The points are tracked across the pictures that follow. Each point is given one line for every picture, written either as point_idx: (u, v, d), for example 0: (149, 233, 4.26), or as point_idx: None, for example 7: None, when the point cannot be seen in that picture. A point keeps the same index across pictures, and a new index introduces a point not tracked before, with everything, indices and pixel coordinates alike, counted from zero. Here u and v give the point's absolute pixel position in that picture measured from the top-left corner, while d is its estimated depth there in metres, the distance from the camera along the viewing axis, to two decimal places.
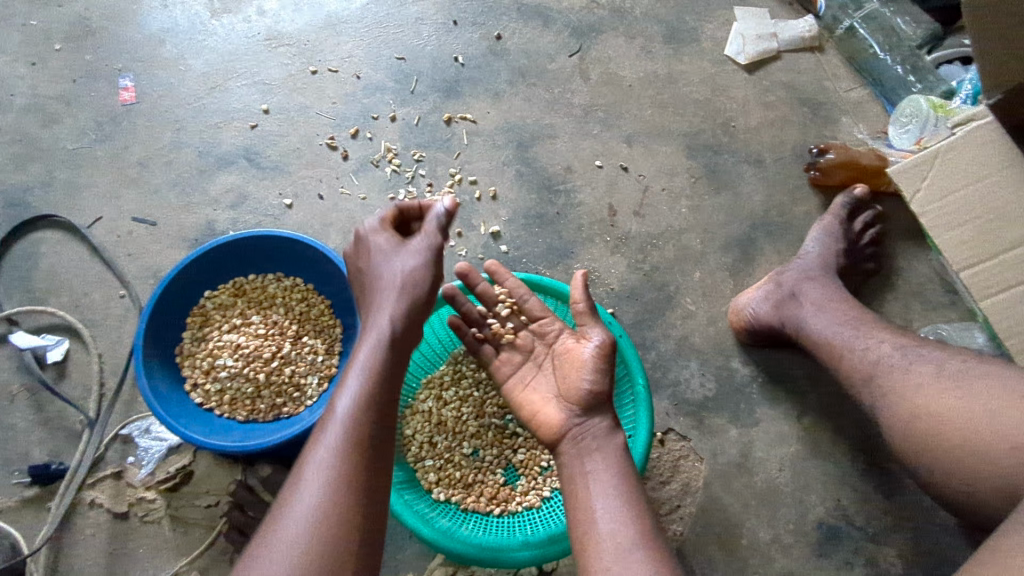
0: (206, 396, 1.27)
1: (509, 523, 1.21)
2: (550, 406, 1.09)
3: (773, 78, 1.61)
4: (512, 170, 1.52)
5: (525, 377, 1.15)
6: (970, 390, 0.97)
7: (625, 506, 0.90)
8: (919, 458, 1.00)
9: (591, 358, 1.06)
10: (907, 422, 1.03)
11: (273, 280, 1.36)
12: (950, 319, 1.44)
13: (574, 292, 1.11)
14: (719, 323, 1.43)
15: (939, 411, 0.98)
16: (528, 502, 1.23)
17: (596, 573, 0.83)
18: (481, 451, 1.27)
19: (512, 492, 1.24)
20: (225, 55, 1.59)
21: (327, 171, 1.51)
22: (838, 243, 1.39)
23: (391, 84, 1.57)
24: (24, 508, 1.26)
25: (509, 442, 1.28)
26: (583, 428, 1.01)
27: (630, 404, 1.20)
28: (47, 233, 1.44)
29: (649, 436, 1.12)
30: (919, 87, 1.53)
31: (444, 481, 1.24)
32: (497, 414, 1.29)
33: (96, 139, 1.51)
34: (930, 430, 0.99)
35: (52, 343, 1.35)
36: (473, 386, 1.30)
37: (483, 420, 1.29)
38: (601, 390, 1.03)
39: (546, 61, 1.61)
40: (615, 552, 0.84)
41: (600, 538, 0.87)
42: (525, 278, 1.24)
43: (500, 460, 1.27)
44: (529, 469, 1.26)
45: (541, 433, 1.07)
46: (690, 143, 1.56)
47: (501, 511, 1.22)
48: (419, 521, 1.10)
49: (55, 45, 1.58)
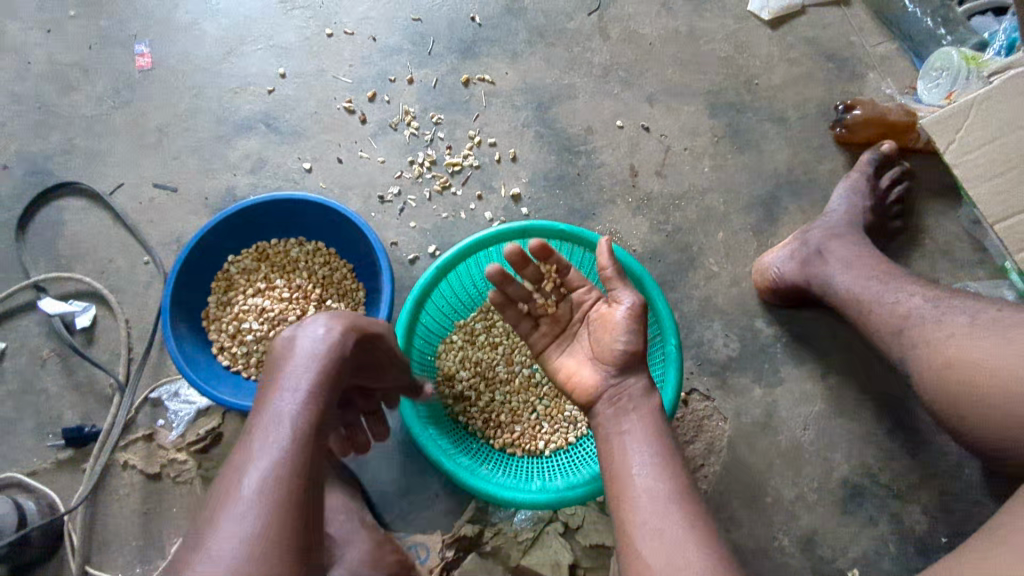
0: (233, 358, 1.29)
1: (533, 469, 1.23)
2: (587, 368, 1.06)
3: (798, 34, 1.57)
4: (531, 132, 1.50)
5: (563, 345, 1.13)
6: (1007, 336, 0.96)
7: (661, 465, 0.93)
8: (954, 408, 1.00)
9: (621, 322, 1.02)
10: (940, 373, 1.02)
11: (295, 245, 1.36)
12: (978, 277, 1.42)
13: (600, 259, 1.03)
14: (742, 284, 1.42)
15: (971, 359, 0.98)
16: (554, 444, 1.25)
17: (634, 525, 0.88)
18: (508, 396, 1.29)
19: (538, 437, 1.26)
20: (240, 20, 1.57)
21: (345, 135, 1.50)
22: (864, 201, 1.37)
23: (407, 46, 1.55)
24: (60, 470, 1.28)
25: (536, 391, 1.29)
26: (620, 387, 1.01)
27: (660, 361, 1.21)
28: (70, 201, 1.45)
29: (679, 389, 1.12)
30: (949, 40, 1.49)
31: (472, 423, 1.26)
32: (527, 362, 1.30)
33: (114, 106, 1.51)
34: (964, 378, 0.98)
35: (80, 309, 1.37)
36: (504, 334, 1.31)
37: (514, 367, 1.30)
38: (633, 352, 1.01)
39: (564, 21, 1.58)
40: (654, 507, 0.88)
41: (638, 493, 0.91)
42: (568, 228, 1.19)
43: (526, 406, 1.28)
44: (553, 417, 1.28)
45: (574, 397, 1.07)
46: (712, 102, 1.53)
47: (522, 453, 1.25)
48: (443, 455, 1.11)
49: (69, 11, 1.56)
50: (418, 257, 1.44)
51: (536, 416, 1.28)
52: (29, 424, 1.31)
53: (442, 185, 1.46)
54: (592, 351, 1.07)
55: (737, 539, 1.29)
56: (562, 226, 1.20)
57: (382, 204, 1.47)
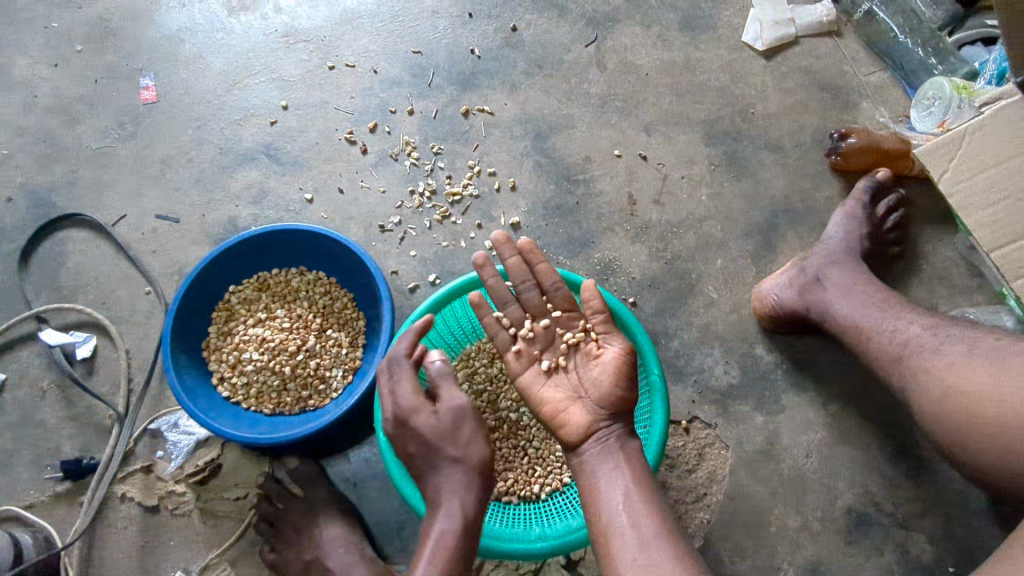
0: (233, 389, 1.29)
1: (530, 516, 1.22)
2: (575, 405, 1.07)
3: (792, 64, 1.60)
4: (530, 161, 1.52)
5: (542, 372, 1.13)
6: (1005, 365, 0.97)
7: (645, 500, 0.94)
8: (958, 439, 1.00)
9: (610, 362, 1.06)
10: (941, 404, 1.02)
11: (296, 274, 1.37)
12: (977, 303, 1.43)
13: (594, 301, 1.10)
14: (742, 311, 1.43)
15: (971, 389, 0.98)
16: (550, 486, 1.25)
17: (623, 565, 0.87)
18: (497, 443, 1.28)
19: (532, 482, 1.25)
20: (244, 53, 1.60)
21: (346, 165, 1.51)
22: (861, 228, 1.38)
23: (408, 78, 1.58)
24: (57, 502, 1.27)
25: (524, 434, 1.29)
26: (610, 430, 1.02)
27: (644, 393, 1.20)
28: (73, 232, 1.46)
29: (667, 427, 1.10)
30: (940, 70, 1.52)
31: None
32: (512, 407, 1.30)
33: (119, 138, 1.53)
34: (966, 408, 0.98)
35: (81, 340, 1.37)
36: (487, 381, 1.31)
37: (500, 413, 1.30)
38: (622, 392, 1.03)
39: (562, 52, 1.61)
40: (640, 546, 0.88)
41: (623, 530, 0.91)
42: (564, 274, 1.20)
43: (516, 451, 1.28)
44: (545, 459, 1.28)
45: (561, 433, 1.06)
46: (709, 131, 1.55)
47: (516, 500, 1.24)
48: None
49: (76, 46, 1.59)
50: (419, 285, 1.45)
51: (528, 460, 1.28)
52: (27, 456, 1.30)
53: (442, 215, 1.48)
54: (580, 388, 1.09)
55: (741, 570, 1.28)
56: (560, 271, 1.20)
57: (383, 233, 1.48)
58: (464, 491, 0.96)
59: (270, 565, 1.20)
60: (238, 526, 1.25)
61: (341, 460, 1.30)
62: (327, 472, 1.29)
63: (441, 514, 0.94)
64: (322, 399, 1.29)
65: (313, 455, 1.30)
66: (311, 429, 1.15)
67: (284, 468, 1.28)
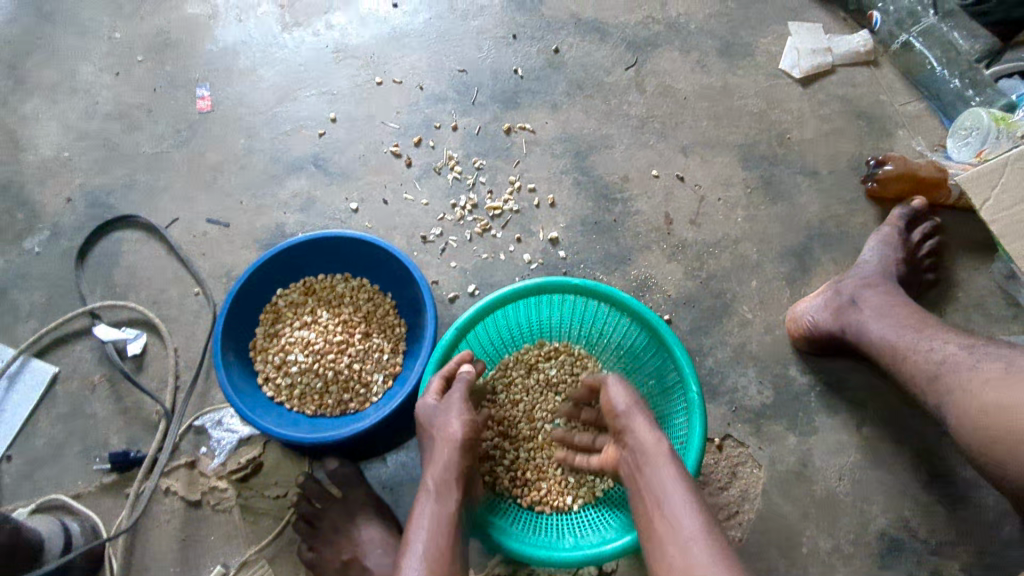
0: (277, 390, 1.33)
1: (563, 528, 1.22)
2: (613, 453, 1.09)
3: (829, 92, 1.63)
4: (569, 178, 1.56)
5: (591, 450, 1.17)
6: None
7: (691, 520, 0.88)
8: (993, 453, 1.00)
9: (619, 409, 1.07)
10: (976, 418, 1.03)
11: (341, 280, 1.41)
12: (1013, 331, 1.44)
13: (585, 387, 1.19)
14: (776, 331, 1.44)
15: (1009, 406, 0.99)
16: (583, 499, 1.25)
17: None
18: (531, 453, 1.30)
19: (565, 493, 1.26)
20: (296, 67, 1.66)
21: (391, 177, 1.56)
22: (896, 252, 1.40)
23: (453, 96, 1.63)
24: (103, 493, 1.31)
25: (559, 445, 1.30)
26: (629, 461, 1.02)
27: (681, 410, 1.20)
28: (128, 233, 1.51)
29: (704, 445, 1.11)
30: (977, 101, 1.55)
31: (499, 483, 1.27)
32: (548, 418, 1.32)
33: (175, 144, 1.59)
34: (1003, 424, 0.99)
35: (132, 337, 1.41)
36: (524, 391, 1.33)
37: (536, 424, 1.32)
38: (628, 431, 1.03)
39: (602, 75, 1.65)
40: (679, 552, 0.85)
41: (667, 540, 0.88)
42: (604, 290, 1.21)
43: (550, 462, 1.29)
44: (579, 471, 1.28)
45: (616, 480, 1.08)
46: (746, 154, 1.58)
47: (549, 510, 1.25)
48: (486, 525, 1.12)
49: (137, 56, 1.67)
50: (458, 296, 1.49)
51: (561, 471, 1.29)
52: (76, 447, 1.34)
53: (483, 228, 1.52)
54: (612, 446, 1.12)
55: None
56: (599, 288, 1.21)
57: (425, 244, 1.52)
58: (439, 466, 1.05)
59: (309, 563, 1.22)
60: (277, 524, 1.28)
61: (378, 463, 1.33)
62: (364, 474, 1.31)
63: (429, 480, 1.05)
64: (362, 402, 1.32)
65: (351, 456, 1.32)
66: (356, 430, 1.18)
67: (324, 468, 1.31)
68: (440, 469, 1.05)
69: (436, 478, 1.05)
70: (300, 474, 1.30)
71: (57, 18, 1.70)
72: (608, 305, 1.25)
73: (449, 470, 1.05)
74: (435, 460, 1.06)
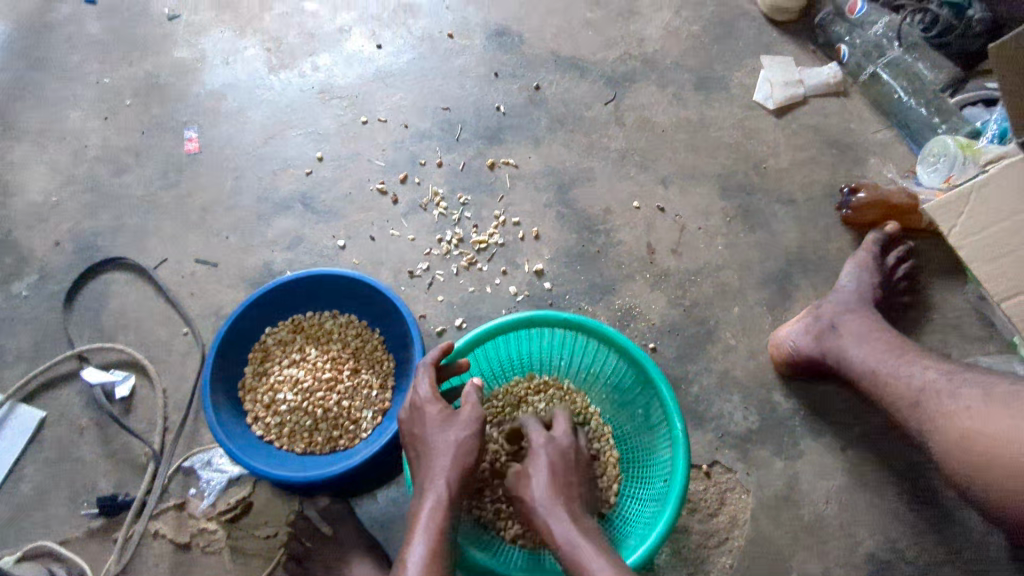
0: (267, 429, 1.33)
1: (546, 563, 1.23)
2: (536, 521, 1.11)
3: (802, 122, 1.69)
4: (553, 212, 1.59)
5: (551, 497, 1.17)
6: (1021, 412, 1.02)
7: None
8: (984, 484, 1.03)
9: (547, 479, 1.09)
10: (962, 451, 1.05)
11: (329, 317, 1.42)
12: (989, 351, 1.47)
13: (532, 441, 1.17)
14: (760, 357, 1.47)
15: (993, 435, 1.02)
16: None
17: None
18: None
19: None
20: (283, 108, 1.70)
21: (378, 214, 1.59)
22: (873, 278, 1.43)
23: (437, 133, 1.67)
24: (90, 538, 1.30)
25: None
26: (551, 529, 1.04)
27: (666, 445, 1.21)
28: (116, 274, 1.53)
29: (687, 481, 1.12)
30: (943, 129, 1.60)
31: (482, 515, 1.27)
32: None
33: (163, 186, 1.61)
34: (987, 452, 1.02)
35: (120, 379, 1.41)
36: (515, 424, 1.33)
37: None
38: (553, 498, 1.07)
39: (583, 110, 1.70)
40: None
41: None
42: (596, 327, 1.23)
43: None
44: None
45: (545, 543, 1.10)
46: (724, 184, 1.62)
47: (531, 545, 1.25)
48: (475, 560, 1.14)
49: (125, 100, 1.70)
50: (446, 329, 1.50)
51: None
52: (63, 492, 1.33)
53: (469, 262, 1.54)
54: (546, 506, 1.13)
55: None
56: (590, 324, 1.23)
57: (412, 278, 1.54)
58: (448, 469, 1.06)
59: None
60: (268, 565, 1.27)
61: (369, 500, 1.33)
62: (355, 511, 1.32)
63: (437, 483, 1.04)
64: (351, 439, 1.33)
65: (341, 494, 1.32)
66: (346, 467, 1.18)
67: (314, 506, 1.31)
68: (450, 474, 1.05)
69: (447, 483, 1.04)
70: (291, 513, 1.30)
71: (46, 65, 1.74)
72: (596, 339, 1.27)
73: (457, 474, 1.06)
74: (440, 463, 1.06)
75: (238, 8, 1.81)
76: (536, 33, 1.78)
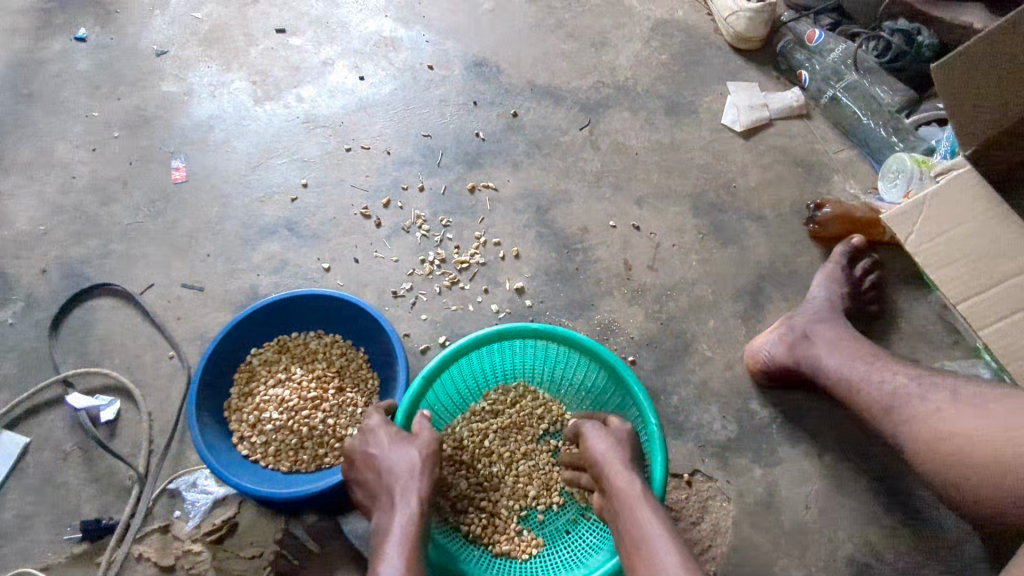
0: (252, 448, 1.34)
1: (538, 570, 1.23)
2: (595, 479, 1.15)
3: (768, 144, 1.77)
4: (532, 231, 1.64)
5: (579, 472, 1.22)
6: (986, 412, 1.06)
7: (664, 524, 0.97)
8: (951, 480, 1.07)
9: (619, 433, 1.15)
10: (934, 451, 1.10)
11: (314, 337, 1.45)
12: (955, 357, 1.52)
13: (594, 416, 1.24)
14: (736, 367, 1.51)
15: (964, 432, 1.06)
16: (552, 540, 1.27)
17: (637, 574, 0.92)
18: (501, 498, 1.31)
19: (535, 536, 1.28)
20: (269, 137, 1.75)
21: (361, 238, 1.63)
22: (841, 288, 1.49)
23: (419, 159, 1.72)
24: (72, 564, 1.29)
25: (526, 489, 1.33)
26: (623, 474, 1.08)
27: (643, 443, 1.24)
28: (102, 300, 1.54)
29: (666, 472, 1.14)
30: (901, 147, 1.68)
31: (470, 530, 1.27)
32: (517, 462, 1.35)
33: (150, 214, 1.64)
34: (965, 453, 1.05)
35: (105, 404, 1.42)
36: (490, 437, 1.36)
37: (505, 468, 1.34)
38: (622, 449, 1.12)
39: (559, 135, 1.77)
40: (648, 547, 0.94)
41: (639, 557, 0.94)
42: (565, 334, 1.27)
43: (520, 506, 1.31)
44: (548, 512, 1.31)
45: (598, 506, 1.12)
46: (695, 203, 1.69)
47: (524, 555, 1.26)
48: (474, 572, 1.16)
49: (113, 132, 1.74)
50: (429, 347, 1.53)
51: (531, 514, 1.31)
52: (46, 518, 1.32)
53: (451, 281, 1.58)
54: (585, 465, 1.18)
55: None
56: (559, 332, 1.27)
57: (395, 298, 1.57)
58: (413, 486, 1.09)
59: None
60: None
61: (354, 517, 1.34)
62: (341, 529, 1.32)
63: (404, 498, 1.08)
64: (337, 456, 1.34)
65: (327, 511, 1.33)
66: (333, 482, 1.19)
67: (301, 524, 1.32)
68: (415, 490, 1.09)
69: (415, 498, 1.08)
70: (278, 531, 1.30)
71: (36, 100, 1.78)
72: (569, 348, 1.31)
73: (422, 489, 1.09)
74: (405, 480, 1.10)
75: (225, 44, 1.88)
76: (513, 64, 1.86)
